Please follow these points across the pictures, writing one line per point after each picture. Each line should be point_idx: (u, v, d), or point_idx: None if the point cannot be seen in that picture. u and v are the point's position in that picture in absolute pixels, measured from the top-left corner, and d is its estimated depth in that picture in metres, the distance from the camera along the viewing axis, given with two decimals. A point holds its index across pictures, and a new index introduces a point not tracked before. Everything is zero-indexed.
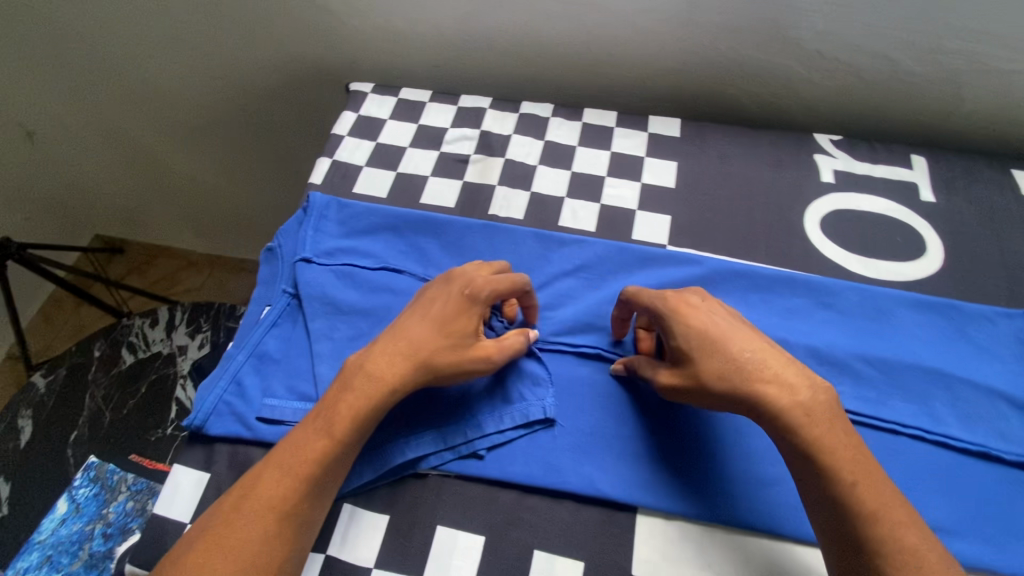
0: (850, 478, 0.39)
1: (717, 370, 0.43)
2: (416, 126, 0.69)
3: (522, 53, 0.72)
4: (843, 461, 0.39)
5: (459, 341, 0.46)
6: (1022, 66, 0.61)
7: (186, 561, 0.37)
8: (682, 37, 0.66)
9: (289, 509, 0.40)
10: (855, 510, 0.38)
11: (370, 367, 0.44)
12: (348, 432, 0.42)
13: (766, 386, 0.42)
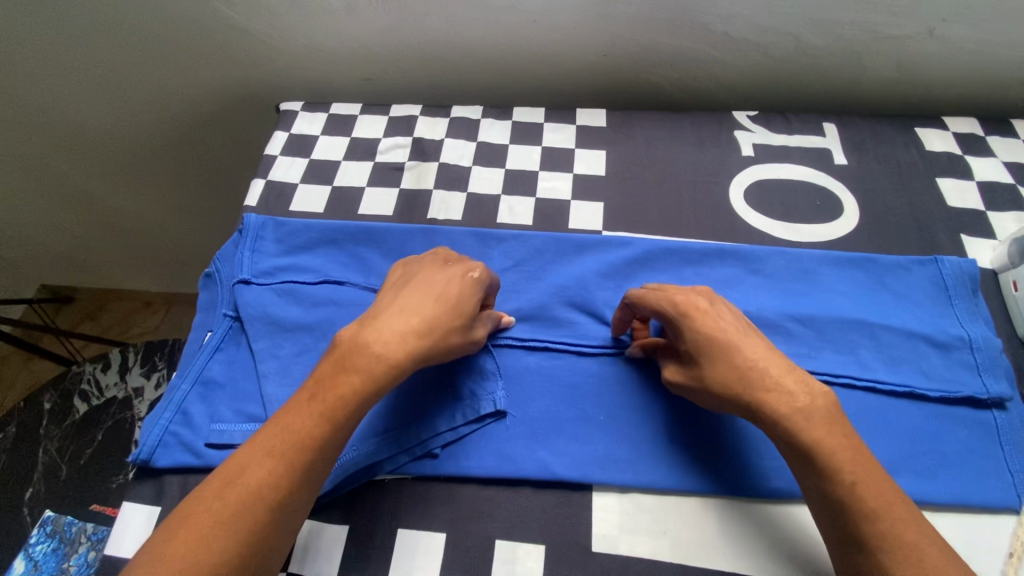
0: (856, 479, 0.38)
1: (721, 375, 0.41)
2: (349, 139, 0.69)
3: (448, 58, 0.73)
4: (850, 464, 0.38)
5: (463, 325, 0.44)
6: (911, 31, 0.65)
7: (168, 554, 0.35)
8: (598, 30, 0.68)
9: (277, 498, 0.37)
10: (859, 509, 0.37)
11: (376, 347, 0.41)
12: (346, 415, 0.40)
13: (779, 393, 0.40)
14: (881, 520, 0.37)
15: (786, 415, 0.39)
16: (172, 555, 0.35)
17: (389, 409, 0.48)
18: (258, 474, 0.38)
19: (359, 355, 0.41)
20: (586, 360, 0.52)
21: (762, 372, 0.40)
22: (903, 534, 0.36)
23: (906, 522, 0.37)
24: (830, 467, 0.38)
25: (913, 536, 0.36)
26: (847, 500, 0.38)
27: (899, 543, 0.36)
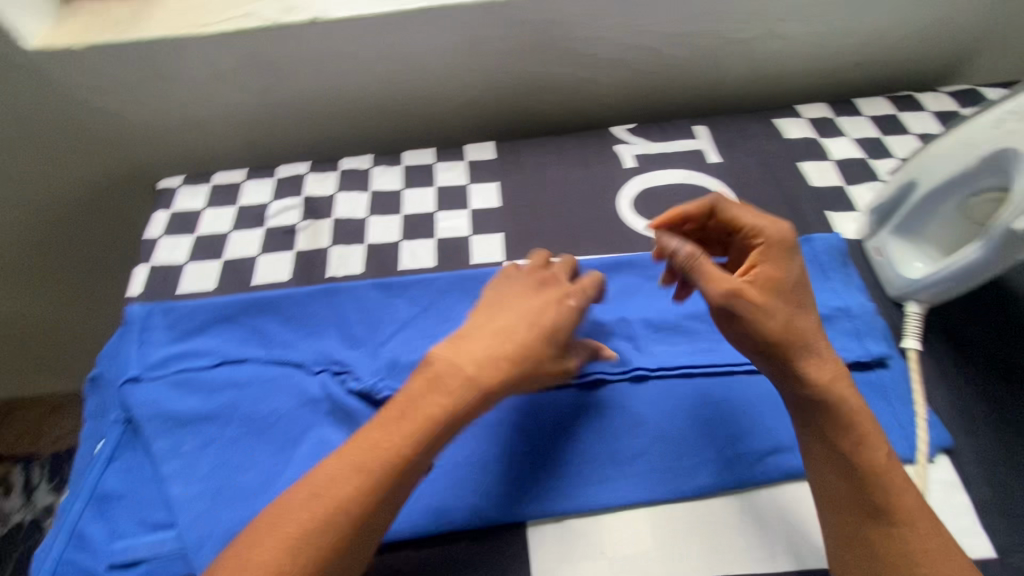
0: (872, 449, 0.41)
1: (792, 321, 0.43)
2: (235, 207, 0.67)
3: (329, 111, 0.73)
4: (867, 435, 0.42)
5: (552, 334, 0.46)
6: (753, 33, 0.71)
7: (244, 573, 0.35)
8: (471, 67, 0.70)
9: (353, 521, 0.37)
10: (877, 480, 0.41)
11: (467, 365, 0.43)
12: (425, 432, 0.40)
13: (820, 356, 0.43)
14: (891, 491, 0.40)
15: (817, 381, 0.43)
16: None
17: None
18: (339, 486, 0.38)
19: (449, 374, 0.42)
20: None
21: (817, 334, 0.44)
22: (909, 506, 0.40)
23: (909, 494, 0.40)
24: (849, 439, 0.42)
25: (916, 506, 0.40)
26: (866, 466, 0.41)
27: (909, 515, 0.40)
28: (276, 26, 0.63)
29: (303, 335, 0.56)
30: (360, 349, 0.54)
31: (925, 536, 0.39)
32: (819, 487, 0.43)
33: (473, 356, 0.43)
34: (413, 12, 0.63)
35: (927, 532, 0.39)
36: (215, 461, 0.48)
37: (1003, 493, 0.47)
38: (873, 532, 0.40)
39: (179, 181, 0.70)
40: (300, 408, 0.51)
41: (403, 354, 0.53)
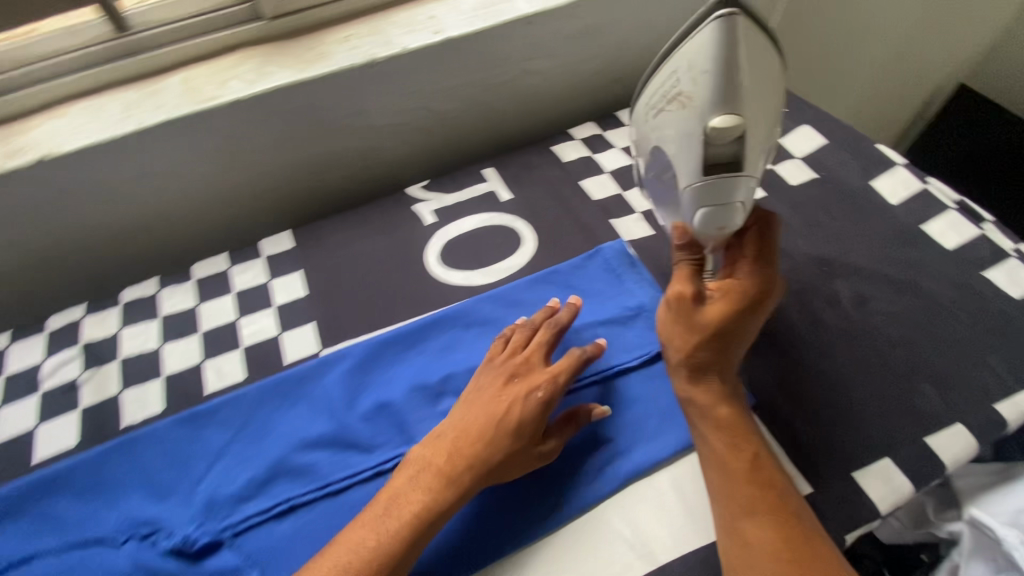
0: (774, 469, 0.46)
1: (741, 330, 0.50)
2: (5, 378, 0.59)
3: (104, 243, 0.68)
4: (769, 461, 0.47)
5: (506, 433, 0.47)
6: (509, 76, 0.76)
7: None
8: (243, 164, 0.69)
9: None
10: (779, 490, 0.45)
11: (455, 443, 0.47)
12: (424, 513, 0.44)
13: (729, 377, 0.51)
14: (790, 505, 0.44)
15: (734, 405, 0.49)
16: None
17: None
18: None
19: (455, 453, 0.47)
20: (336, 497, 0.49)
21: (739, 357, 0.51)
22: (805, 521, 0.43)
23: (804, 511, 0.44)
24: (755, 461, 0.46)
25: (811, 524, 0.43)
26: (768, 483, 0.45)
27: (805, 527, 0.43)
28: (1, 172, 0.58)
29: (105, 503, 0.50)
30: (170, 504, 0.49)
31: (820, 547, 0.42)
32: (717, 492, 0.46)
33: (461, 440, 0.47)
34: (145, 130, 0.61)
35: (821, 544, 0.42)
36: None
37: (777, 429, 0.53)
38: (763, 534, 0.42)
39: None
40: None
41: (216, 494, 0.49)
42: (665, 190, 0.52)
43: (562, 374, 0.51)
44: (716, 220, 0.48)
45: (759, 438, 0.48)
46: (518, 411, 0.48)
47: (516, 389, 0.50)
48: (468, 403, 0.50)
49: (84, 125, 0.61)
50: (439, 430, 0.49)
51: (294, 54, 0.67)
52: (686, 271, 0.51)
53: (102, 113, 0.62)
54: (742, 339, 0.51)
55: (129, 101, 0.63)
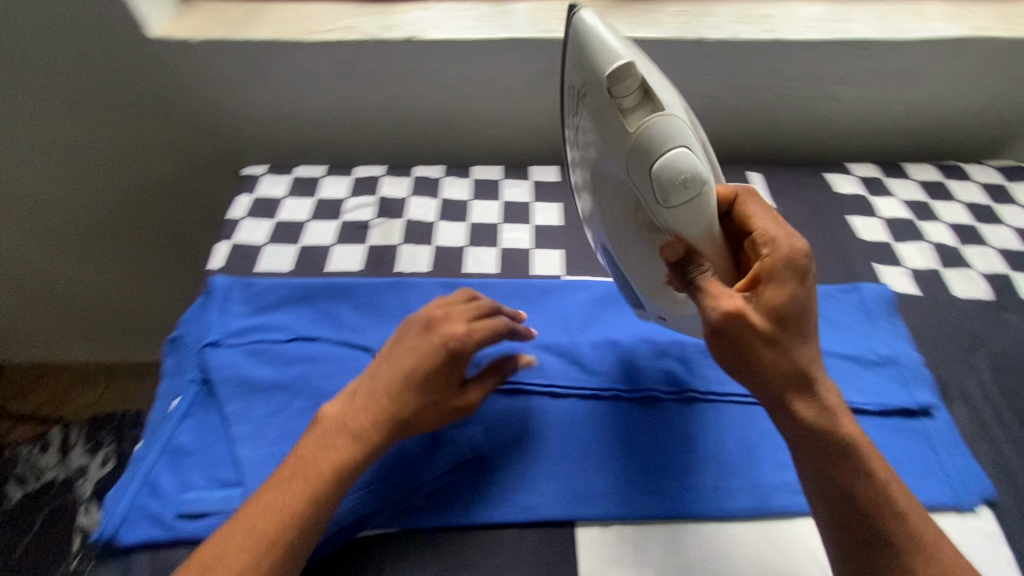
0: (876, 456, 0.38)
1: (795, 300, 0.39)
2: (314, 200, 0.72)
3: (408, 124, 0.77)
4: (870, 442, 0.39)
5: (407, 373, 0.46)
6: (810, 93, 0.76)
7: (215, 543, 0.40)
8: (544, 93, 0.74)
9: (287, 527, 0.40)
10: (885, 503, 0.37)
11: (350, 406, 0.46)
12: (337, 472, 0.43)
13: (820, 366, 0.40)
14: (907, 515, 0.37)
15: (824, 394, 0.39)
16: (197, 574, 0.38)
17: None
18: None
19: (352, 417, 0.45)
20: (556, 400, 0.54)
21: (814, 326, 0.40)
22: (925, 526, 0.37)
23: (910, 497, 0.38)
24: (857, 460, 0.38)
25: (928, 520, 0.38)
26: (879, 492, 0.37)
27: (921, 537, 0.37)
28: (380, 40, 0.69)
29: (374, 323, 0.59)
30: None
31: (948, 556, 0.37)
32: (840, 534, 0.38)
33: (353, 400, 0.46)
34: (494, 42, 0.69)
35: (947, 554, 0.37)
36: (282, 428, 0.52)
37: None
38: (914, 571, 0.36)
39: (263, 171, 0.75)
40: None
41: None
42: (626, 211, 0.45)
43: (422, 352, 0.47)
44: (670, 180, 0.41)
45: (851, 408, 0.40)
46: (439, 367, 0.47)
47: (382, 363, 0.48)
48: (355, 391, 0.47)
49: (448, 22, 0.70)
50: (320, 418, 0.46)
51: (629, 13, 0.72)
52: (706, 273, 0.42)
53: (462, 16, 0.71)
54: (805, 315, 0.40)
55: (484, 12, 0.72)
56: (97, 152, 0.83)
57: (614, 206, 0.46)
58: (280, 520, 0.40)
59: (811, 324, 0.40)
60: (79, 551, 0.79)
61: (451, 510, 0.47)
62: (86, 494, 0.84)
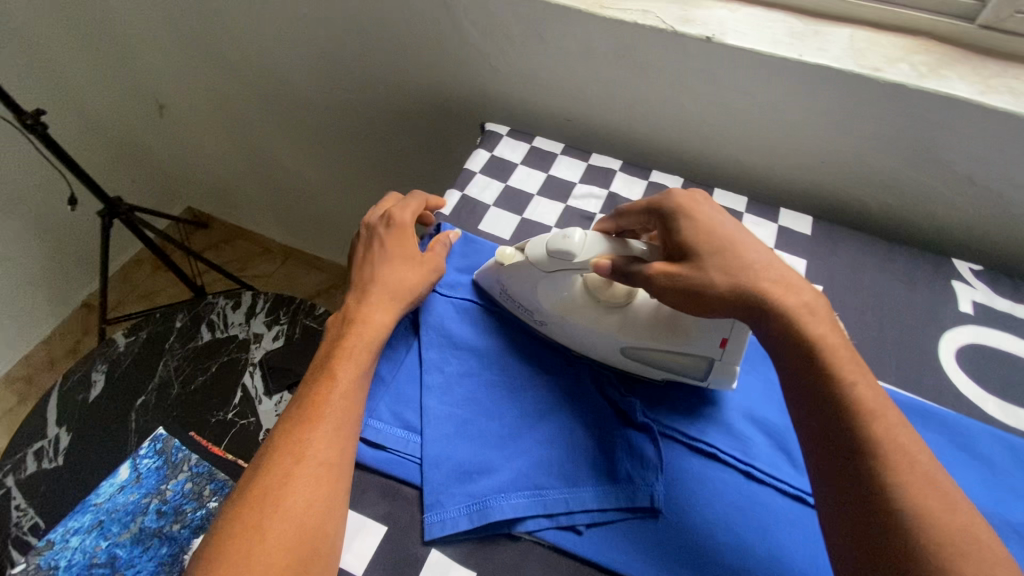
0: (831, 343, 0.41)
1: (706, 231, 0.47)
2: (546, 176, 0.71)
3: (660, 126, 0.73)
4: (822, 327, 0.42)
5: (394, 294, 0.54)
6: None
7: (282, 444, 0.45)
8: (828, 136, 0.65)
9: (337, 424, 0.46)
10: (830, 384, 0.39)
11: (361, 321, 0.52)
12: (353, 379, 0.49)
13: (767, 274, 0.45)
14: (858, 396, 0.38)
15: (761, 291, 0.44)
16: (278, 465, 0.44)
17: (544, 469, 0.47)
18: (306, 504, 0.42)
19: (353, 330, 0.51)
20: (754, 484, 0.48)
21: (740, 243, 0.46)
22: (883, 411, 0.37)
23: (868, 378, 0.39)
24: (800, 344, 0.41)
25: (883, 399, 0.38)
26: (820, 375, 0.39)
27: (877, 419, 0.37)
28: (678, 33, 0.62)
29: None
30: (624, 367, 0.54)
31: (908, 444, 0.36)
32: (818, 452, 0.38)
33: (373, 310, 0.53)
34: (801, 63, 0.60)
35: (906, 439, 0.36)
36: (469, 393, 0.52)
37: None
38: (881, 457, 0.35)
39: (506, 131, 0.76)
40: (560, 393, 0.52)
41: (658, 390, 0.53)
42: (546, 278, 0.53)
43: (398, 263, 0.55)
44: (557, 246, 0.51)
45: (799, 295, 0.43)
46: (411, 280, 0.55)
47: (386, 267, 0.55)
48: (370, 302, 0.53)
49: (755, 30, 0.63)
50: (348, 335, 0.51)
51: (977, 70, 0.59)
52: (638, 264, 0.49)
53: (771, 27, 0.63)
54: (722, 239, 0.47)
55: (795, 28, 0.63)
56: (360, 72, 0.89)
57: (543, 283, 0.54)
58: (313, 437, 0.45)
59: (732, 244, 0.46)
60: (239, 407, 0.88)
61: (612, 553, 0.44)
62: (256, 360, 0.95)
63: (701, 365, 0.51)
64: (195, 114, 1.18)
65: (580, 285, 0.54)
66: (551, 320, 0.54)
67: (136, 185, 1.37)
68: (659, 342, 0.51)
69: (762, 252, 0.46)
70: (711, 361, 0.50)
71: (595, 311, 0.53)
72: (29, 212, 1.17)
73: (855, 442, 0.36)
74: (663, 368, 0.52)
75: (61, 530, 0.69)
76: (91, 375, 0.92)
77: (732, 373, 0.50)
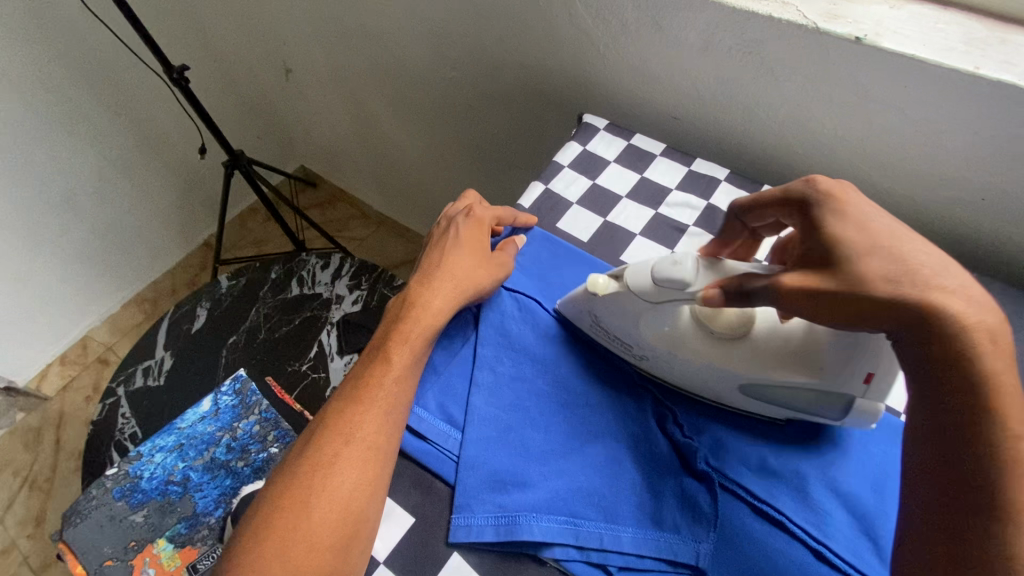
0: (1010, 382, 0.33)
1: (857, 222, 0.38)
2: (639, 178, 0.66)
3: (780, 135, 0.64)
4: (998, 360, 0.33)
5: (453, 282, 0.52)
6: None
7: (333, 422, 0.46)
8: (994, 172, 0.54)
9: (387, 409, 0.46)
10: (985, 431, 0.32)
11: (423, 306, 0.51)
12: (406, 365, 0.48)
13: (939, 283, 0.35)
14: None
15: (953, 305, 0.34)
16: (329, 443, 0.44)
17: (581, 497, 0.44)
18: (351, 486, 0.42)
19: (412, 315, 0.51)
20: (824, 567, 0.41)
21: (897, 239, 0.37)
22: None
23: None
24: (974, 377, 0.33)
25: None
26: (992, 408, 0.33)
27: None
28: (820, 31, 0.53)
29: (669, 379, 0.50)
30: (693, 401, 0.49)
31: None
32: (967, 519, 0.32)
33: (432, 297, 0.52)
34: (975, 78, 0.49)
35: None
36: (516, 399, 0.49)
37: None
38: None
39: (603, 125, 0.71)
40: (611, 418, 0.48)
41: (726, 436, 0.47)
42: (653, 307, 0.47)
43: (464, 255, 0.54)
44: (664, 272, 0.44)
45: (974, 309, 0.34)
46: (475, 270, 0.53)
47: (453, 259, 0.54)
48: (431, 291, 0.52)
49: (920, 33, 0.52)
50: (405, 321, 0.51)
51: None
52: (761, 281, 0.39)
53: (941, 30, 0.53)
54: (874, 235, 0.37)
55: (975, 34, 0.52)
56: (467, 50, 0.88)
57: (649, 314, 0.47)
58: (364, 418, 0.45)
59: (895, 239, 0.37)
60: (313, 362, 0.93)
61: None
62: (334, 320, 0.98)
63: (835, 403, 0.44)
64: (314, 77, 1.25)
65: (686, 316, 0.48)
66: (654, 353, 0.48)
67: (260, 141, 1.49)
68: (782, 371, 0.44)
69: (918, 245, 0.37)
70: (852, 398, 0.43)
71: (706, 342, 0.46)
72: (167, 157, 1.31)
73: (990, 502, 0.32)
74: (786, 407, 0.46)
75: (148, 445, 0.77)
76: (196, 309, 1.02)
77: (876, 412, 0.43)
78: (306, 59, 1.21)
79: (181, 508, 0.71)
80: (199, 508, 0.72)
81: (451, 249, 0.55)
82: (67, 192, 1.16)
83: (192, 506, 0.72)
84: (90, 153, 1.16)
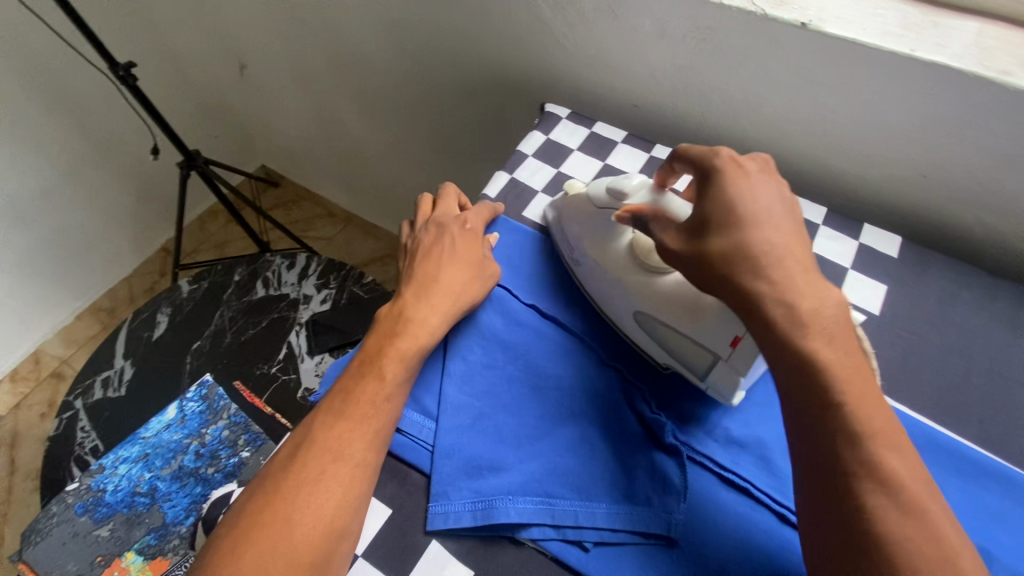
0: (837, 359, 0.37)
1: (729, 201, 0.42)
2: (602, 164, 0.67)
3: (734, 121, 0.66)
4: (823, 339, 0.38)
5: (447, 294, 0.52)
6: None
7: (320, 436, 0.44)
8: (931, 150, 0.57)
9: (377, 427, 0.45)
10: (824, 404, 0.36)
11: (416, 317, 0.50)
12: (399, 381, 0.47)
13: (776, 264, 0.40)
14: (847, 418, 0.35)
15: (768, 279, 0.39)
16: (316, 459, 0.43)
17: (555, 478, 0.45)
18: (336, 504, 0.41)
19: (404, 327, 0.50)
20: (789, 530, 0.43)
21: (756, 222, 0.41)
22: (881, 433, 0.35)
23: (868, 396, 0.36)
24: (804, 353, 0.37)
25: (888, 423, 0.35)
26: (811, 385, 0.37)
27: (869, 441, 0.34)
28: (768, 18, 0.55)
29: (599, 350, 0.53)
30: (659, 382, 0.51)
31: (898, 470, 0.34)
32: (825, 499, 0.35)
33: (427, 309, 0.51)
34: (912, 60, 0.52)
35: (897, 463, 0.34)
36: (491, 386, 0.50)
37: None
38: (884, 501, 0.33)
39: (565, 113, 0.72)
40: (585, 400, 0.49)
41: (691, 411, 0.48)
42: (596, 214, 0.55)
43: (456, 266, 0.54)
44: (614, 185, 0.53)
45: (810, 296, 0.39)
46: (466, 283, 0.53)
47: (445, 268, 0.53)
48: (425, 302, 0.51)
49: (861, 18, 0.55)
50: (396, 332, 0.49)
51: None
52: (658, 217, 0.47)
53: (881, 16, 0.55)
54: (741, 216, 0.42)
55: (911, 18, 0.55)
56: (425, 41, 0.87)
57: (593, 220, 0.55)
58: (353, 435, 0.44)
59: (751, 220, 0.41)
60: (282, 364, 0.91)
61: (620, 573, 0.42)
62: (303, 320, 0.96)
63: (706, 359, 0.47)
64: (271, 74, 1.22)
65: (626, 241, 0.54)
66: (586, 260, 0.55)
67: (217, 140, 1.44)
68: (673, 321, 0.49)
69: (783, 235, 0.41)
70: (716, 358, 0.46)
71: (629, 265, 0.52)
72: (118, 160, 1.26)
73: (841, 470, 0.34)
74: (670, 351, 0.50)
75: (112, 457, 0.74)
76: (155, 316, 0.98)
77: (733, 388, 0.46)
78: (261, 55, 1.18)
79: (150, 519, 0.69)
80: (168, 518, 0.70)
81: (445, 257, 0.54)
82: (11, 200, 1.11)
83: (162, 516, 0.70)
84: (35, 158, 1.11)
